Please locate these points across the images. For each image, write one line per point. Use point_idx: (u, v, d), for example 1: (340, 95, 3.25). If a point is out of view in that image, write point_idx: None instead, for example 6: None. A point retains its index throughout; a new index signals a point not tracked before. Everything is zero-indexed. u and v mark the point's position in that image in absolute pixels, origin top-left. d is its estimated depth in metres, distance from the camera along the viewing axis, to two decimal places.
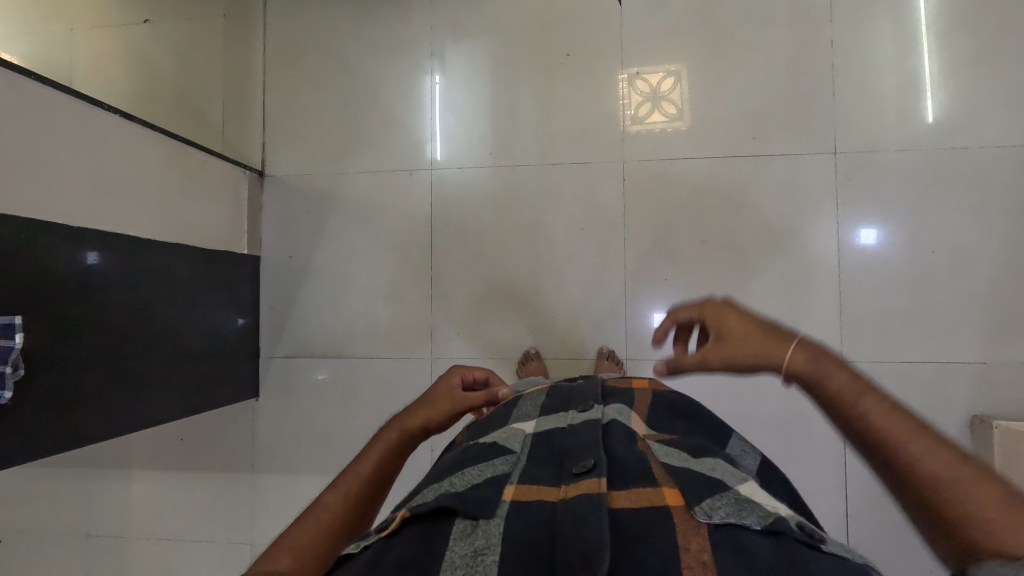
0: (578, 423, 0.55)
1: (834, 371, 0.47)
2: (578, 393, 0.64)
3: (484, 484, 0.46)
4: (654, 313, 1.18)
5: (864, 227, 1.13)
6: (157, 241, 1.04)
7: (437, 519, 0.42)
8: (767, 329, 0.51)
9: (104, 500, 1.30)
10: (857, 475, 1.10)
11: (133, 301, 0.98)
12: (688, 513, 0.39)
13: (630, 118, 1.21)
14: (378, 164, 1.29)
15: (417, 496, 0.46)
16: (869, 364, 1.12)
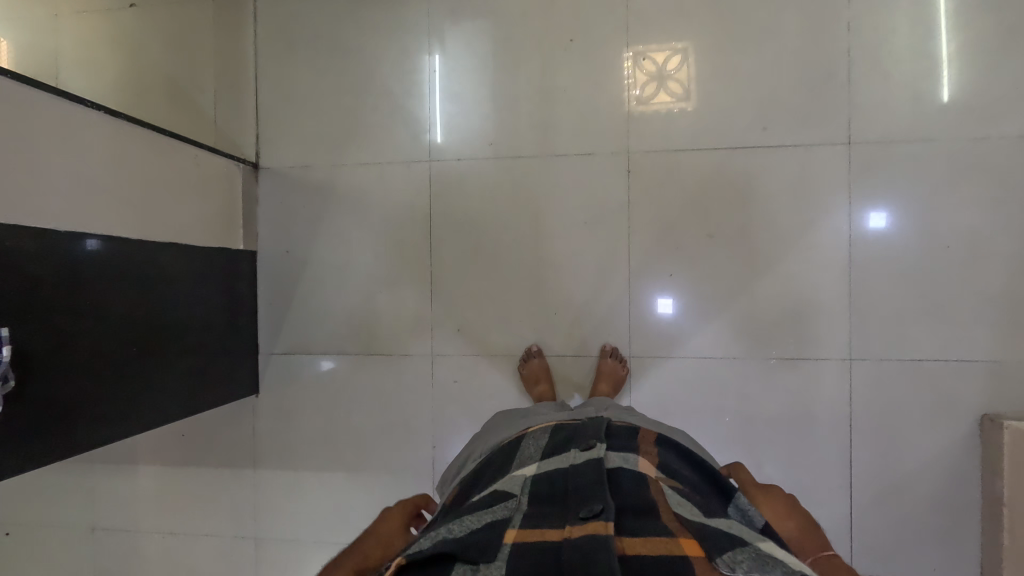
0: (582, 463, 0.57)
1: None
2: (580, 431, 0.66)
3: (485, 529, 0.48)
4: (658, 298, 1.16)
5: (873, 211, 1.10)
6: (149, 242, 1.01)
7: (438, 561, 0.44)
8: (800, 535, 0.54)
9: (108, 493, 1.30)
10: (862, 476, 1.09)
11: (126, 306, 0.95)
12: (711, 564, 0.42)
13: (636, 100, 1.17)
14: (375, 155, 1.25)
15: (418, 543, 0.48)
16: (878, 361, 1.09)
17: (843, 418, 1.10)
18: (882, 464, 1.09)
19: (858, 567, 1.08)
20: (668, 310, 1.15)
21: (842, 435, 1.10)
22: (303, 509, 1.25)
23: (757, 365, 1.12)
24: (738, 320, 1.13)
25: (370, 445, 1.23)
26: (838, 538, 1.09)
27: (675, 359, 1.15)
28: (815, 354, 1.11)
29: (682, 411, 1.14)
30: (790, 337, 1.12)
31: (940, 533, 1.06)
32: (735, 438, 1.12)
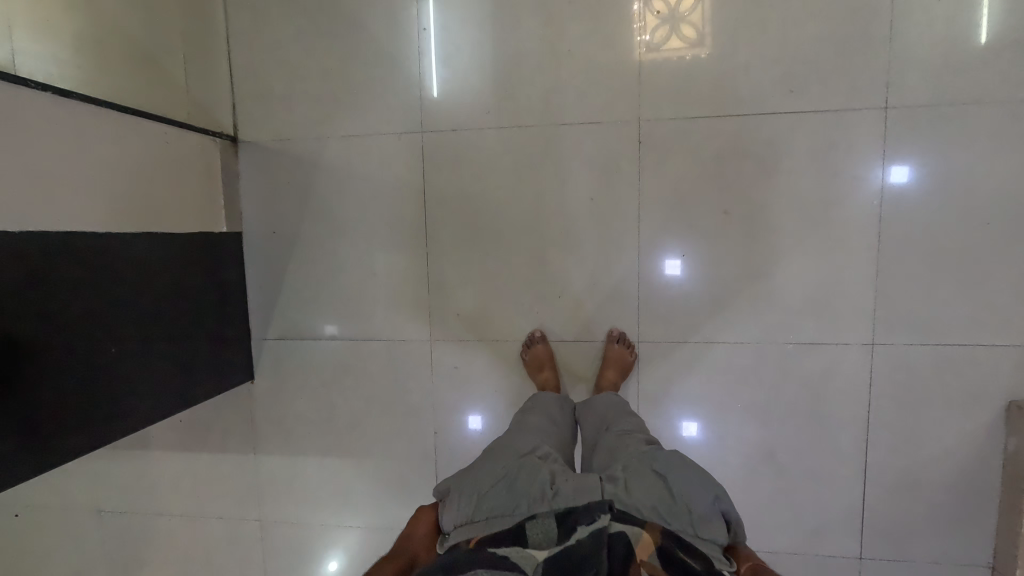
0: (587, 539, 0.59)
1: None
2: (589, 507, 0.63)
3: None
4: (665, 259, 1.08)
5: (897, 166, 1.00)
6: (121, 232, 0.94)
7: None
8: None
9: (111, 477, 1.30)
10: (877, 462, 1.06)
11: (102, 304, 0.90)
12: None
13: (645, 46, 1.05)
14: (362, 125, 1.15)
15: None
16: (902, 347, 1.03)
17: (861, 404, 1.05)
18: (899, 450, 1.05)
19: (869, 551, 1.07)
20: (675, 271, 1.08)
21: (859, 421, 1.05)
22: (307, 492, 1.24)
23: (773, 350, 1.07)
24: (753, 302, 1.06)
25: (370, 432, 1.21)
26: (849, 523, 1.07)
27: (686, 344, 1.09)
28: (836, 339, 1.05)
29: (691, 395, 1.10)
30: (810, 320, 1.05)
31: (955, 520, 1.04)
32: (746, 424, 1.09)
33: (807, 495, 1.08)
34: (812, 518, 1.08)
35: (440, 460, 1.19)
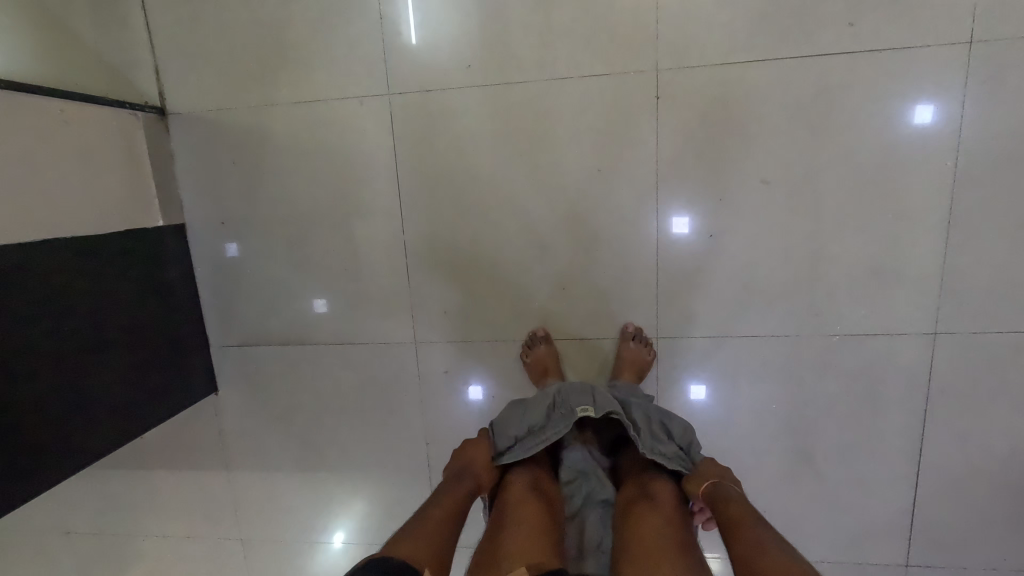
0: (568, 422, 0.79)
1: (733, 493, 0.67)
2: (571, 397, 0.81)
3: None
4: (677, 220, 0.90)
5: (927, 101, 0.82)
6: (9, 245, 0.74)
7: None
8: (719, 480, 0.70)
9: (73, 500, 1.18)
10: (933, 464, 0.92)
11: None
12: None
13: None
14: (315, 88, 0.95)
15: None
16: (968, 334, 0.88)
17: (917, 401, 0.91)
18: (959, 450, 0.91)
19: (917, 558, 0.96)
20: (685, 230, 0.91)
21: (913, 420, 0.91)
22: (292, 510, 1.12)
23: (816, 344, 0.91)
24: (791, 289, 0.90)
25: (353, 444, 1.07)
26: (896, 529, 0.95)
27: (712, 339, 0.93)
28: (889, 329, 0.89)
29: (705, 380, 0.95)
30: (860, 307, 0.89)
31: (1017, 523, 0.92)
32: (782, 427, 0.95)
33: (850, 501, 0.96)
34: (854, 525, 0.96)
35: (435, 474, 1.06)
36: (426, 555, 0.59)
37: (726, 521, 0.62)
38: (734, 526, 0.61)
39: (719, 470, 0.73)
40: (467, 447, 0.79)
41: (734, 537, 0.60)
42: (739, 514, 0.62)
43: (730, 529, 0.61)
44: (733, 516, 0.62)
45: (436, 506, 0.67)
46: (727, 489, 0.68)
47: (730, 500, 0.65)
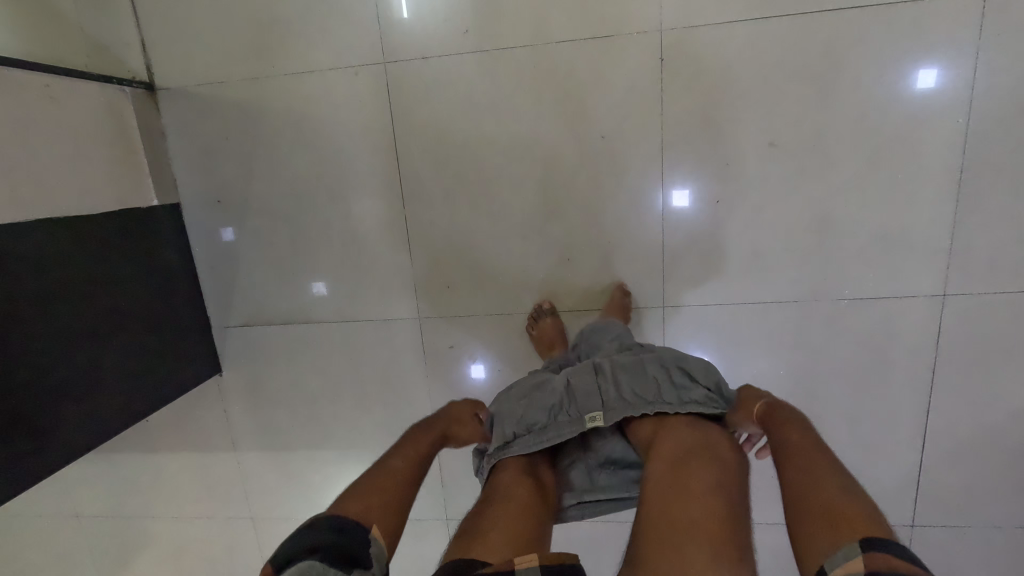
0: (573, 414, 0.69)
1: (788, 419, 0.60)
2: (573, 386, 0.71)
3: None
4: (679, 189, 0.89)
5: (938, 58, 0.80)
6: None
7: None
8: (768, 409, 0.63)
9: (81, 483, 1.18)
10: (940, 426, 0.92)
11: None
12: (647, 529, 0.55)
13: None
14: (308, 59, 0.92)
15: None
16: (978, 296, 0.87)
17: (925, 365, 0.90)
18: (967, 412, 0.91)
19: (922, 518, 0.96)
20: (684, 203, 0.89)
21: (921, 384, 0.91)
22: (300, 488, 1.13)
23: (824, 310, 0.90)
24: (799, 254, 0.89)
25: (360, 421, 1.07)
26: (902, 492, 0.96)
27: (719, 308, 0.92)
28: (898, 292, 0.88)
29: (711, 349, 0.94)
30: (868, 270, 0.88)
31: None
32: (790, 394, 0.94)
33: (857, 464, 0.96)
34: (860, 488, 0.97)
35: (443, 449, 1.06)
36: (380, 506, 0.56)
37: (778, 447, 0.57)
38: (787, 454, 0.55)
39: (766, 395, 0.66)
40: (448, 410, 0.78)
41: (785, 463, 0.54)
42: (796, 441, 0.56)
43: (781, 454, 0.55)
44: (792, 442, 0.56)
45: (396, 456, 0.65)
46: (786, 414, 0.61)
47: (789, 424, 0.59)
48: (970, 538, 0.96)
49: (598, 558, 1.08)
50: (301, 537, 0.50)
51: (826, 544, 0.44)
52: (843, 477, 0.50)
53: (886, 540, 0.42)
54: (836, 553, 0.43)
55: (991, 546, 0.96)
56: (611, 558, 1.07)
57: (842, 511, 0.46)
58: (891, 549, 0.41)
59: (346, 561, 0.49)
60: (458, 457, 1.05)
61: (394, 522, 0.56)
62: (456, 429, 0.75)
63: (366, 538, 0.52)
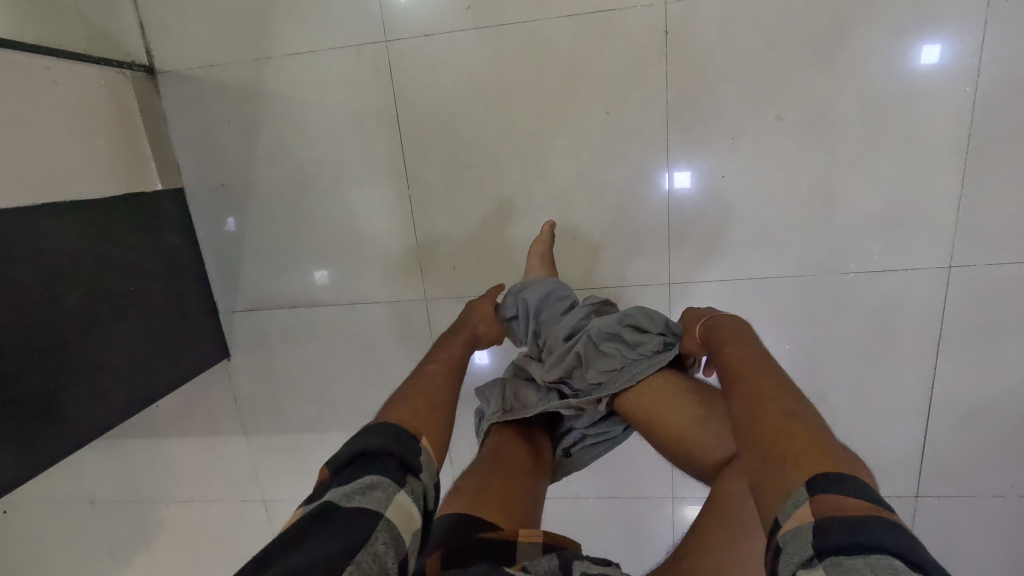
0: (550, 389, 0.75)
1: (723, 330, 0.63)
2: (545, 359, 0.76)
3: (393, 552, 0.45)
4: (686, 163, 0.88)
5: (944, 26, 0.79)
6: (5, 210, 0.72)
7: (351, 535, 0.43)
8: (708, 330, 0.65)
9: (95, 469, 1.19)
10: (945, 398, 0.93)
11: (6, 308, 0.71)
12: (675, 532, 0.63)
13: None
14: (307, 39, 0.91)
15: (390, 486, 0.48)
16: (984, 267, 0.87)
17: (930, 337, 0.91)
18: (970, 383, 0.92)
19: (926, 489, 0.98)
20: (689, 179, 0.89)
21: (926, 356, 0.92)
22: (311, 470, 1.14)
23: (830, 284, 0.91)
24: (805, 230, 0.89)
25: (368, 404, 1.07)
26: (907, 463, 0.97)
27: (727, 285, 0.93)
28: (904, 265, 0.88)
29: None
30: (875, 244, 0.88)
31: None
32: (796, 369, 0.95)
33: (862, 437, 0.97)
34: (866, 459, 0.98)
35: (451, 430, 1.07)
36: (426, 416, 0.57)
37: (724, 371, 0.56)
38: (732, 374, 0.54)
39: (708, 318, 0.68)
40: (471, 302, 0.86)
41: (733, 391, 0.52)
42: (742, 365, 0.54)
43: (728, 380, 0.54)
44: (738, 366, 0.55)
45: (433, 364, 0.67)
46: (729, 334, 0.61)
47: (735, 345, 0.59)
48: (972, 507, 0.97)
49: (605, 534, 1.09)
50: (358, 440, 0.52)
51: (778, 487, 0.42)
52: (789, 402, 0.48)
53: (836, 474, 0.41)
54: (787, 501, 0.41)
55: (994, 514, 0.97)
56: (618, 534, 1.08)
57: (789, 441, 0.44)
58: (843, 485, 0.40)
59: (400, 468, 0.50)
60: (467, 437, 1.06)
61: (440, 432, 0.58)
62: (483, 326, 0.81)
63: (418, 448, 0.53)
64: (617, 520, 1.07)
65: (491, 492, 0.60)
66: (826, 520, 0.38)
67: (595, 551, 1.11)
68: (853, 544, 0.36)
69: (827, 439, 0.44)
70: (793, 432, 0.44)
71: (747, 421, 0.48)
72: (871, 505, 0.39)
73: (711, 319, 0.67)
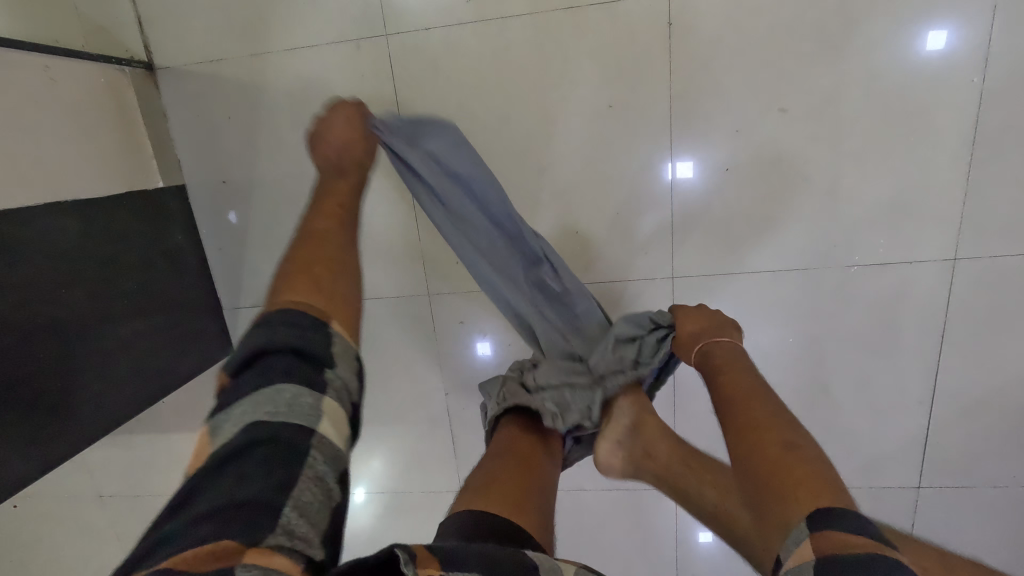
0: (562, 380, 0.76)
1: (718, 354, 0.69)
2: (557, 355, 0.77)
3: (331, 470, 0.43)
4: (690, 156, 0.88)
5: (953, 14, 0.78)
6: (7, 211, 0.72)
7: (283, 464, 0.41)
8: (703, 350, 0.71)
9: (103, 463, 1.20)
10: (948, 390, 0.93)
11: (10, 310, 0.71)
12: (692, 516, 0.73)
13: None
14: (308, 34, 0.90)
15: (314, 394, 0.45)
16: (988, 260, 0.86)
17: (933, 330, 0.91)
18: (973, 376, 0.92)
19: (928, 480, 0.98)
20: (696, 171, 0.88)
21: (930, 348, 0.92)
22: None
23: (834, 276, 0.90)
24: (810, 224, 0.88)
25: (372, 398, 1.08)
26: (909, 454, 0.97)
27: (731, 278, 0.92)
28: (908, 257, 0.88)
29: None
30: (879, 237, 0.88)
31: None
32: (800, 361, 0.95)
33: (865, 428, 0.97)
34: (869, 451, 0.98)
35: (455, 424, 1.07)
36: (327, 297, 0.54)
37: (722, 400, 0.62)
38: (729, 406, 0.60)
39: (704, 335, 0.73)
40: (331, 116, 0.75)
41: (731, 424, 0.58)
42: (743, 397, 0.60)
43: (726, 410, 0.60)
44: (733, 397, 0.61)
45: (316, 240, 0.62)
46: (722, 363, 0.67)
47: (730, 374, 0.65)
48: (974, 498, 0.98)
49: (609, 527, 1.10)
50: (260, 342, 0.47)
51: (780, 525, 0.46)
52: (786, 436, 0.53)
53: (835, 508, 0.44)
54: (789, 538, 0.45)
55: (995, 504, 0.98)
56: (622, 525, 1.09)
57: (790, 476, 0.48)
58: (843, 522, 0.43)
59: (312, 368, 0.47)
60: (471, 431, 1.07)
61: (350, 317, 0.55)
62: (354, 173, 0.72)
63: (330, 338, 0.50)
64: (621, 512, 1.08)
65: (503, 492, 0.61)
66: (825, 554, 0.41)
67: (599, 542, 1.12)
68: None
69: (824, 471, 0.49)
70: (792, 465, 0.49)
71: (747, 456, 0.53)
72: (874, 542, 0.41)
73: (706, 335, 0.73)
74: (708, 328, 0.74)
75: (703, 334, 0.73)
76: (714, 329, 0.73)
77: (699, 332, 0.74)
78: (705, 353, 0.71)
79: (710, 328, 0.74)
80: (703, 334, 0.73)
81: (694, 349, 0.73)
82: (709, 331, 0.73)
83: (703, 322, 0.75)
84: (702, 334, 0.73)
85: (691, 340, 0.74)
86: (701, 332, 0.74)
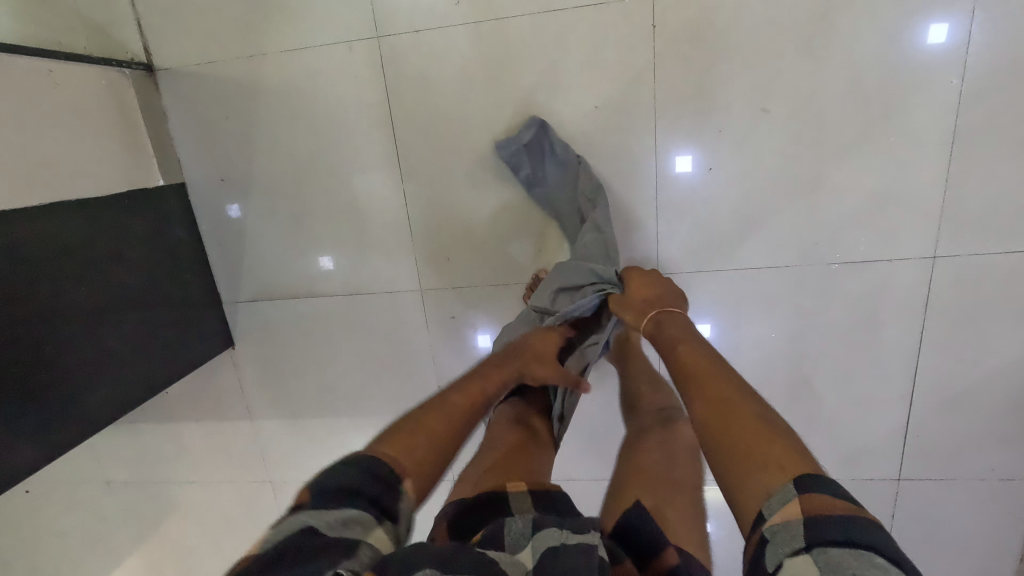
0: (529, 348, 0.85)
1: (671, 326, 0.73)
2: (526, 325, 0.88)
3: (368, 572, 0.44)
4: (676, 155, 0.90)
5: (935, 15, 0.79)
6: (7, 210, 0.75)
7: (328, 549, 0.43)
8: (648, 317, 0.77)
9: (111, 450, 1.25)
10: (928, 385, 0.95)
11: (12, 304, 0.75)
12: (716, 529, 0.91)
13: None
14: (303, 35, 0.93)
15: (365, 518, 0.48)
16: (968, 257, 0.88)
17: (914, 326, 0.92)
18: (952, 371, 0.94)
19: (908, 472, 1.01)
20: (681, 170, 0.90)
21: (910, 344, 0.94)
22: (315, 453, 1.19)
23: (817, 273, 0.92)
24: (793, 222, 0.90)
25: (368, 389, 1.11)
26: (889, 447, 1.00)
27: (715, 274, 0.94)
28: (889, 254, 0.90)
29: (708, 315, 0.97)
30: (861, 235, 0.89)
31: (1006, 435, 0.96)
32: (784, 356, 0.97)
33: (847, 421, 0.99)
34: (850, 444, 1.01)
35: None
36: (418, 453, 0.56)
37: (681, 369, 0.65)
38: (694, 379, 0.62)
39: (656, 305, 0.78)
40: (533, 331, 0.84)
41: (701, 394, 0.59)
42: (703, 371, 0.62)
43: (692, 383, 0.61)
44: (699, 367, 0.63)
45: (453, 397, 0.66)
46: (680, 334, 0.71)
47: (686, 344, 0.68)
48: (954, 489, 1.00)
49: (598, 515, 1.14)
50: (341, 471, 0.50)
51: (760, 488, 0.46)
52: (757, 407, 0.54)
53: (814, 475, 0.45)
54: (772, 498, 0.45)
55: (974, 495, 1.00)
56: None
57: (765, 443, 0.49)
58: (820, 485, 0.44)
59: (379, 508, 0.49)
60: None
61: (428, 473, 0.56)
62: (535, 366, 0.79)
63: (395, 491, 0.51)
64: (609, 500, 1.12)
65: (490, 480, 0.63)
66: (814, 514, 0.41)
67: None
68: (842, 539, 0.39)
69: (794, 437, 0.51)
70: (762, 433, 0.51)
71: (723, 423, 0.54)
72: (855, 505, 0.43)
73: (656, 305, 0.78)
74: (656, 295, 0.79)
75: (653, 304, 0.78)
76: (666, 301, 0.78)
77: (651, 301, 0.79)
78: (654, 320, 0.76)
79: (662, 301, 0.78)
80: (655, 304, 0.78)
81: (644, 316, 0.77)
82: (661, 303, 0.78)
83: (653, 292, 0.80)
84: (652, 302, 0.78)
85: (641, 310, 0.78)
86: (652, 299, 0.79)
